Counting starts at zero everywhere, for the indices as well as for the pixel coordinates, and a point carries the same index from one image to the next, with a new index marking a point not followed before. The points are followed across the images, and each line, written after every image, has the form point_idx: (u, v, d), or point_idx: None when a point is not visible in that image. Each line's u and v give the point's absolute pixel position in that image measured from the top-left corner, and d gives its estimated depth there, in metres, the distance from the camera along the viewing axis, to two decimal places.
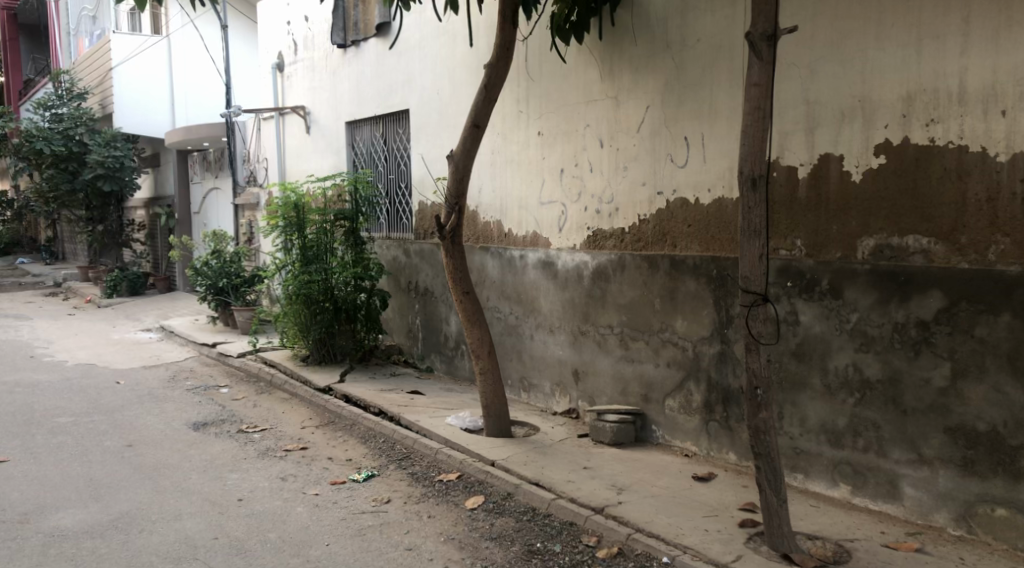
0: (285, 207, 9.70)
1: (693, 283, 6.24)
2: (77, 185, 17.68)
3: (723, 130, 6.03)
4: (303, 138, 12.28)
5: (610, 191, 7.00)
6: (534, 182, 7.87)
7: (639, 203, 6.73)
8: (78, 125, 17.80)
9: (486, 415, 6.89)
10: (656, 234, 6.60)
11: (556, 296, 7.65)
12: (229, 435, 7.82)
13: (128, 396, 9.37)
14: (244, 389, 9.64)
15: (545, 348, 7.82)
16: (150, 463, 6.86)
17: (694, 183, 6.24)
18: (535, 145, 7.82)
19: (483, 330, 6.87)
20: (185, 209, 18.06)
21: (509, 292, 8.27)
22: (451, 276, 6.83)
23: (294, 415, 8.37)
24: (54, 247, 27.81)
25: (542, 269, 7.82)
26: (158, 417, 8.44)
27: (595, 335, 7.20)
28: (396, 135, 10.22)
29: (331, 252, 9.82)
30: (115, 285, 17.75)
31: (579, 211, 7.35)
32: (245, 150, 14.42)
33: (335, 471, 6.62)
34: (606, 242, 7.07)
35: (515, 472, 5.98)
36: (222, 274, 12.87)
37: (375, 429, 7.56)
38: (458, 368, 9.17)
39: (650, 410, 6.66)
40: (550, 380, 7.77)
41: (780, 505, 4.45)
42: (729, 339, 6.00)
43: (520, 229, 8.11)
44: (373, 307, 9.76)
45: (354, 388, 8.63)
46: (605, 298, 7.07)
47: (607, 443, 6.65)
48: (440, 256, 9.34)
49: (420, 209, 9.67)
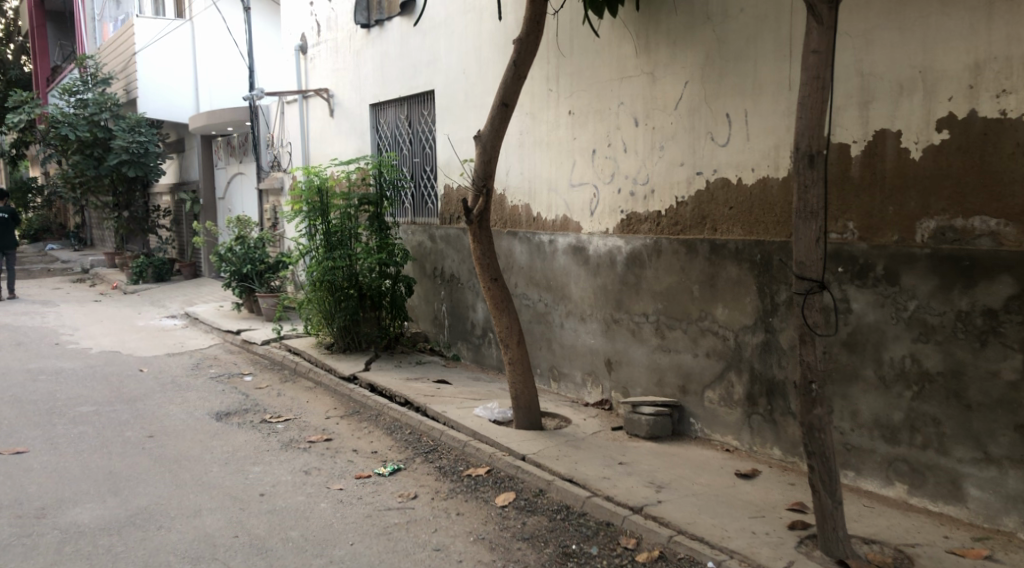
0: (308, 192, 9.42)
1: (734, 269, 5.92)
2: (101, 170, 17.56)
3: (768, 106, 5.67)
4: (326, 121, 12.04)
5: (645, 172, 6.67)
6: (564, 164, 7.56)
7: (676, 184, 6.40)
8: (103, 111, 17.57)
9: (516, 407, 6.62)
10: (695, 217, 6.26)
11: (588, 283, 7.35)
12: (252, 425, 7.62)
13: (151, 385, 9.21)
14: (267, 377, 9.45)
15: (575, 337, 7.54)
16: (170, 455, 6.67)
17: (736, 162, 5.90)
18: (566, 125, 7.50)
19: (512, 318, 6.57)
20: (210, 194, 17.95)
21: (538, 278, 7.98)
22: (478, 263, 6.53)
23: (318, 405, 8.16)
24: (83, 234, 27.93)
25: (572, 254, 7.52)
26: (180, 407, 8.26)
27: (629, 324, 6.90)
28: (421, 117, 9.94)
29: (355, 238, 9.57)
30: (141, 271, 17.68)
31: (612, 194, 7.03)
32: (268, 134, 14.22)
33: (360, 464, 6.39)
34: (641, 226, 6.75)
35: (547, 467, 5.71)
36: (245, 260, 12.67)
37: (401, 420, 7.32)
38: (486, 357, 8.90)
39: (688, 402, 6.35)
40: (581, 370, 7.49)
41: (835, 508, 4.14)
42: (774, 328, 5.67)
43: (550, 213, 7.81)
44: (398, 293, 9.51)
45: (379, 377, 8.39)
46: (640, 284, 6.76)
47: (642, 436, 6.35)
48: (467, 241, 9.07)
49: (446, 192, 9.38)
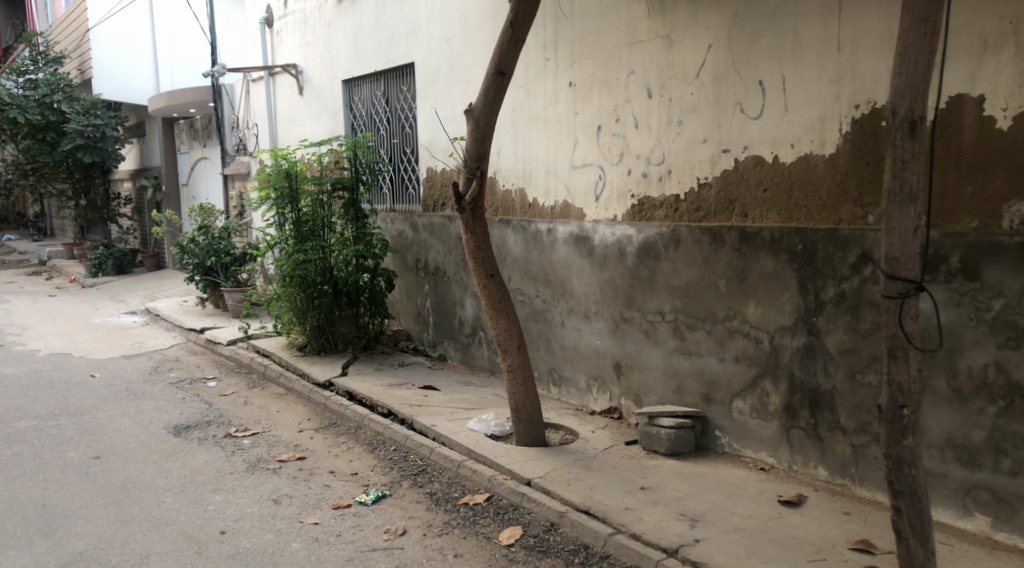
0: (275, 176, 8.46)
1: (770, 262, 5.13)
2: (55, 156, 16.34)
3: (811, 70, 4.85)
4: (295, 100, 11.10)
5: (660, 150, 5.86)
6: (565, 143, 6.75)
7: (698, 164, 5.59)
8: (56, 93, 16.47)
9: (517, 421, 5.79)
10: (721, 201, 5.45)
11: (592, 276, 6.54)
12: (215, 442, 6.73)
13: (102, 393, 8.28)
14: (233, 383, 8.55)
15: (579, 337, 6.73)
16: (118, 481, 5.78)
17: (772, 137, 5.09)
18: (566, 100, 6.69)
19: (511, 319, 5.73)
20: (173, 181, 16.89)
21: (535, 272, 7.17)
22: (472, 256, 5.69)
23: (290, 416, 7.30)
24: (43, 224, 26.66)
25: (574, 244, 6.71)
26: (133, 419, 7.35)
27: (643, 323, 6.09)
28: (400, 94, 9.06)
29: (328, 227, 8.68)
30: (100, 264, 16.59)
31: (622, 176, 6.21)
32: (234, 116, 13.26)
33: (339, 491, 5.54)
34: (656, 212, 5.94)
35: (557, 496, 4.90)
36: (210, 252, 11.73)
37: (383, 434, 6.46)
38: (476, 358, 8.07)
39: (714, 414, 5.57)
40: (586, 375, 6.68)
41: (927, 560, 3.35)
42: (819, 329, 4.88)
43: (548, 199, 6.99)
44: (378, 288, 8.64)
45: (358, 383, 7.52)
46: (655, 278, 5.95)
47: (662, 453, 5.55)
48: (453, 230, 8.22)
49: (429, 176, 8.51)
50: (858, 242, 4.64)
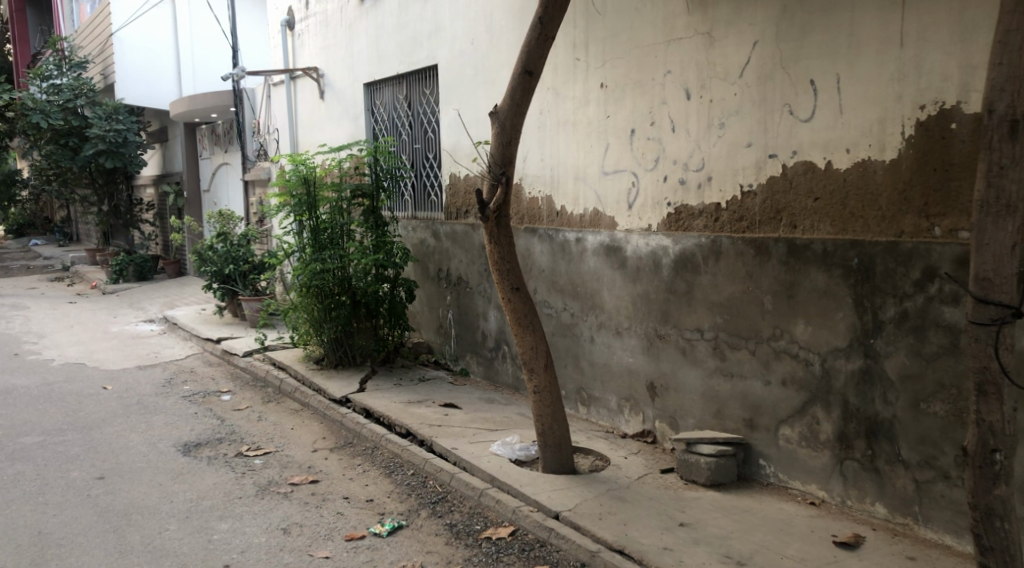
0: (293, 183, 8.20)
1: (821, 277, 4.70)
2: (77, 162, 16.17)
3: (870, 67, 4.41)
4: (316, 104, 10.80)
5: (699, 155, 5.46)
6: (595, 148, 6.36)
7: (742, 170, 5.17)
8: (79, 97, 16.31)
9: (544, 446, 5.40)
10: (766, 210, 5.04)
11: (625, 290, 6.14)
12: (225, 462, 6.40)
13: (113, 407, 7.98)
14: (247, 397, 8.23)
15: (609, 354, 6.33)
16: (120, 506, 5.45)
17: (824, 141, 4.66)
18: (597, 102, 6.30)
19: (538, 336, 5.33)
20: (195, 187, 16.71)
21: (563, 284, 6.77)
22: (496, 269, 5.31)
23: (305, 434, 6.96)
24: (68, 228, 26.67)
25: (605, 255, 6.30)
26: (142, 436, 7.04)
27: (679, 340, 5.68)
28: (422, 97, 8.71)
29: (347, 235, 8.33)
30: (121, 270, 16.42)
31: (657, 182, 5.81)
32: (254, 121, 13.00)
33: (352, 520, 5.17)
34: (694, 221, 5.53)
35: (588, 533, 4.50)
36: (228, 260, 11.44)
37: (401, 457, 6.09)
38: (499, 373, 7.67)
39: (757, 441, 5.14)
40: (617, 394, 6.27)
41: None
42: (877, 352, 4.45)
43: (577, 206, 6.60)
44: (397, 299, 8.27)
45: (376, 400, 7.15)
46: (693, 293, 5.54)
47: (702, 483, 5.13)
48: (476, 239, 7.85)
49: (452, 182, 8.15)
50: (923, 257, 4.20)
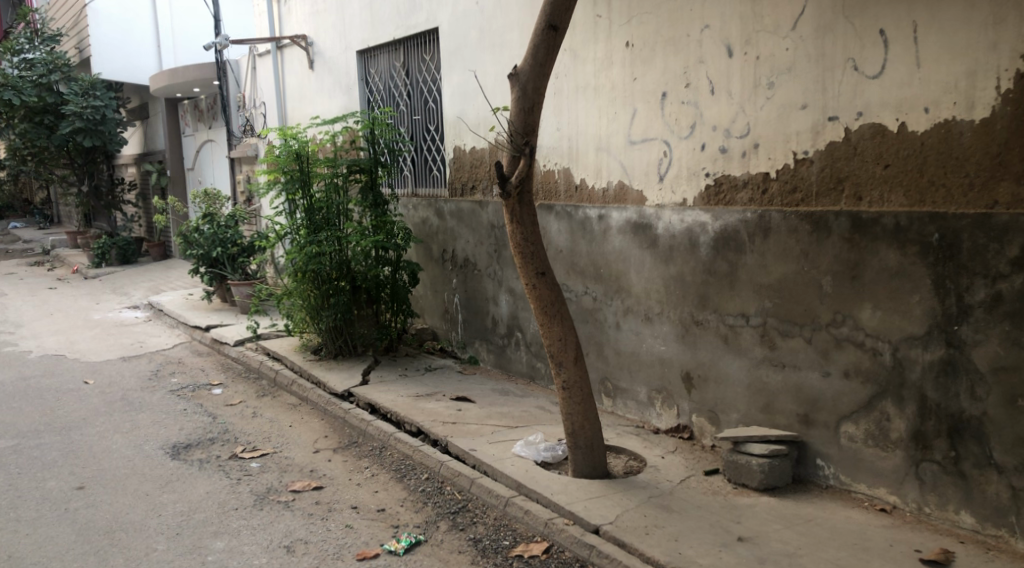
0: (285, 158, 7.57)
1: (892, 256, 4.15)
2: (55, 140, 15.41)
3: (956, 13, 3.85)
4: (305, 75, 10.12)
5: (743, 120, 4.90)
6: (620, 114, 5.77)
7: (796, 136, 4.60)
8: (53, 72, 15.50)
9: (574, 448, 4.85)
10: (825, 180, 4.47)
11: (656, 271, 5.57)
12: (218, 466, 5.82)
13: (95, 404, 7.37)
14: (240, 391, 7.64)
15: (638, 341, 5.78)
16: (101, 522, 4.87)
17: (897, 100, 4.10)
18: (622, 63, 5.70)
19: (567, 326, 4.75)
20: (178, 165, 15.98)
21: (583, 265, 6.20)
22: (519, 252, 4.72)
23: (305, 433, 6.39)
24: (48, 210, 25.85)
25: (632, 233, 5.72)
26: (126, 437, 6.45)
27: (720, 327, 5.14)
28: (421, 64, 8.07)
29: (344, 215, 7.71)
30: (103, 253, 15.72)
31: (694, 152, 5.23)
32: (239, 94, 12.31)
33: (364, 534, 4.62)
34: (738, 194, 4.97)
35: (636, 551, 3.97)
36: (215, 242, 10.79)
37: (413, 459, 5.53)
38: (512, 362, 7.11)
39: (814, 439, 4.61)
40: (647, 386, 5.73)
41: None
42: (963, 341, 3.92)
43: (599, 180, 6.01)
44: (400, 283, 7.66)
45: (381, 394, 6.58)
46: (737, 274, 4.99)
47: (754, 487, 4.60)
48: (485, 217, 7.26)
49: (456, 156, 7.54)
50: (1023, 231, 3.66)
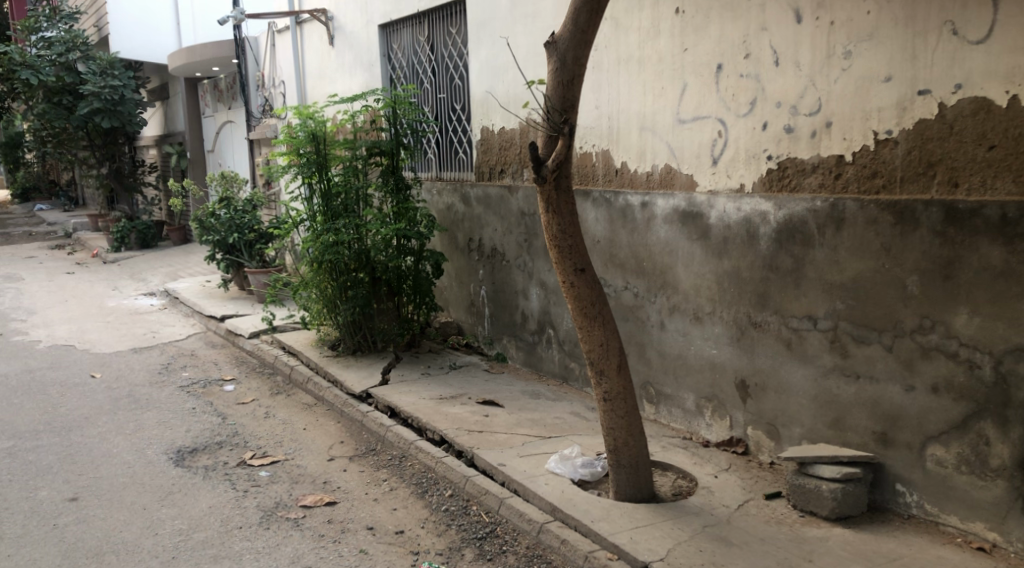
0: (300, 140, 7.02)
1: (997, 253, 3.55)
2: (73, 121, 14.99)
3: None
4: (325, 51, 9.58)
5: (814, 95, 4.28)
6: (667, 90, 5.17)
7: (877, 113, 3.99)
8: (72, 50, 15.09)
9: (617, 466, 4.29)
10: (913, 164, 3.86)
11: (707, 266, 4.99)
12: (224, 475, 5.34)
13: (100, 401, 6.93)
14: (252, 388, 7.17)
15: (685, 343, 5.21)
16: (91, 542, 4.40)
17: (1007, 70, 3.49)
18: (670, 33, 5.09)
19: (610, 330, 4.19)
20: (198, 147, 15.56)
21: (624, 257, 5.62)
22: (555, 245, 4.15)
23: (320, 437, 5.90)
24: (73, 193, 25.62)
25: (680, 222, 5.14)
26: (128, 440, 5.99)
27: (782, 331, 4.55)
28: (447, 37, 7.49)
29: (364, 201, 7.18)
30: (123, 237, 15.36)
31: (754, 132, 4.63)
32: (258, 73, 11.81)
33: (380, 562, 4.11)
34: (807, 180, 4.36)
35: None
36: (232, 228, 10.33)
37: (435, 472, 5.02)
38: (543, 361, 6.56)
39: (894, 461, 4.02)
40: (696, 393, 5.16)
41: None
42: None
43: (642, 163, 5.42)
44: (423, 274, 7.13)
45: (401, 396, 6.06)
46: (804, 272, 4.39)
47: (824, 516, 4.02)
48: (514, 203, 6.69)
49: (484, 138, 6.97)
50: None
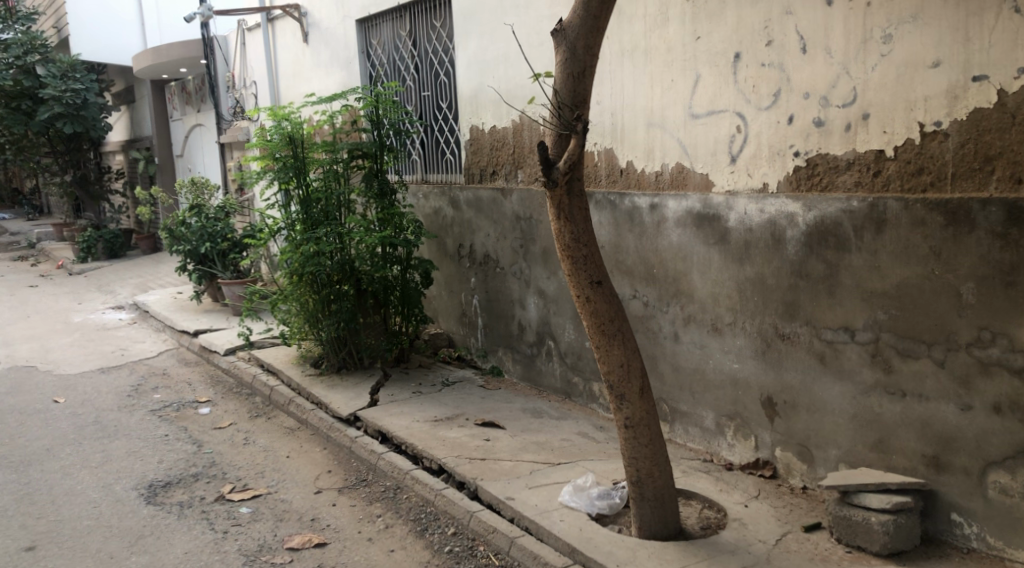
0: (276, 143, 6.55)
1: None
2: (33, 127, 14.34)
3: None
4: (299, 49, 9.07)
5: (848, 83, 3.88)
6: (678, 82, 4.75)
7: (922, 102, 3.60)
8: (30, 53, 14.47)
9: (641, 500, 3.86)
10: (969, 157, 3.47)
11: (726, 272, 4.57)
12: (201, 514, 4.84)
13: (63, 430, 6.38)
14: (230, 411, 6.67)
15: (702, 357, 4.80)
16: None
17: None
18: (680, 20, 4.67)
19: (630, 348, 3.76)
20: (167, 152, 14.95)
21: (631, 264, 5.19)
22: (569, 256, 3.71)
23: (305, 467, 5.43)
24: (37, 201, 24.70)
25: (694, 226, 4.72)
26: (94, 475, 5.46)
27: (815, 344, 4.16)
28: (429, 31, 7.03)
29: (346, 207, 6.70)
30: (89, 247, 14.72)
31: (778, 125, 4.22)
32: (228, 74, 11.27)
33: None
34: (841, 178, 3.96)
35: None
36: (204, 237, 9.79)
37: (436, 506, 4.57)
38: (543, 375, 6.12)
39: (949, 488, 3.64)
40: (715, 410, 4.75)
41: None
42: None
43: (650, 162, 4.99)
44: (411, 284, 6.67)
45: (393, 419, 5.60)
46: (839, 279, 4.00)
47: (874, 552, 3.63)
48: (508, 207, 6.25)
49: (473, 137, 6.52)
50: None
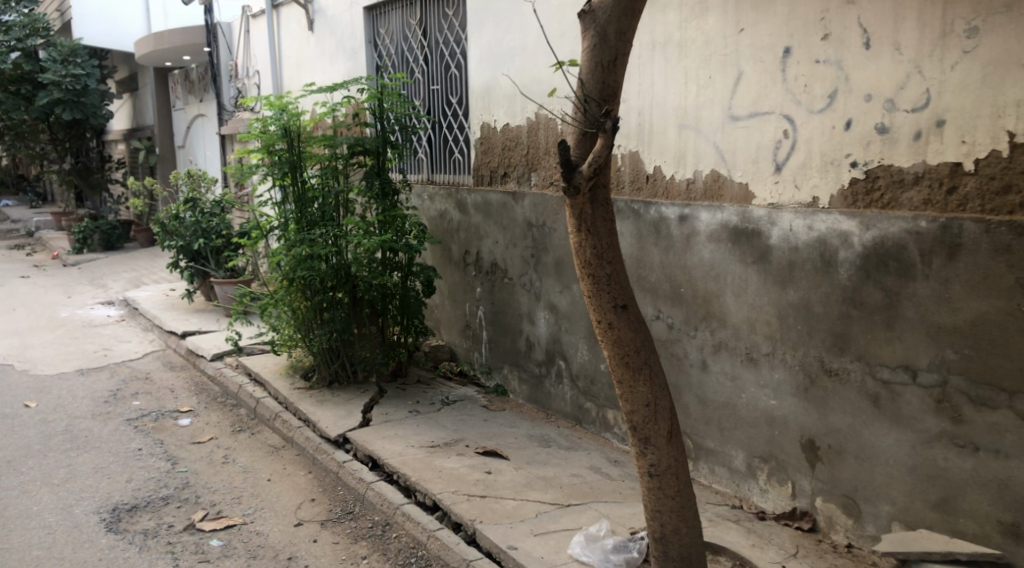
0: (271, 135, 6.04)
1: None
2: (32, 113, 13.84)
3: None
4: (304, 37, 8.56)
5: (921, 84, 3.34)
6: (716, 79, 4.21)
7: (1013, 108, 3.07)
8: (31, 35, 14.02)
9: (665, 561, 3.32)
10: None
11: (765, 295, 4.04)
12: (166, 546, 4.32)
13: (28, 439, 5.86)
14: (211, 424, 6.16)
15: (733, 390, 4.25)
16: None
17: None
18: (722, 10, 4.14)
19: (658, 384, 3.22)
20: (168, 143, 14.47)
21: (654, 281, 4.66)
22: (592, 274, 3.18)
23: (287, 494, 4.90)
24: (41, 188, 24.25)
25: (730, 242, 4.18)
26: (54, 495, 4.94)
27: (868, 383, 3.62)
28: (441, 20, 6.51)
29: (344, 207, 6.18)
30: (85, 238, 14.22)
31: (834, 131, 3.68)
32: (230, 63, 10.78)
33: None
34: (908, 193, 3.41)
35: None
36: (198, 233, 9.30)
37: (429, 550, 4.05)
38: (551, 398, 5.59)
39: None
40: (746, 451, 4.21)
41: None
42: None
43: (681, 168, 4.46)
44: (411, 293, 6.14)
45: (385, 443, 5.08)
46: (901, 310, 3.46)
47: None
48: (519, 212, 5.72)
49: (484, 135, 6.00)
50: None
